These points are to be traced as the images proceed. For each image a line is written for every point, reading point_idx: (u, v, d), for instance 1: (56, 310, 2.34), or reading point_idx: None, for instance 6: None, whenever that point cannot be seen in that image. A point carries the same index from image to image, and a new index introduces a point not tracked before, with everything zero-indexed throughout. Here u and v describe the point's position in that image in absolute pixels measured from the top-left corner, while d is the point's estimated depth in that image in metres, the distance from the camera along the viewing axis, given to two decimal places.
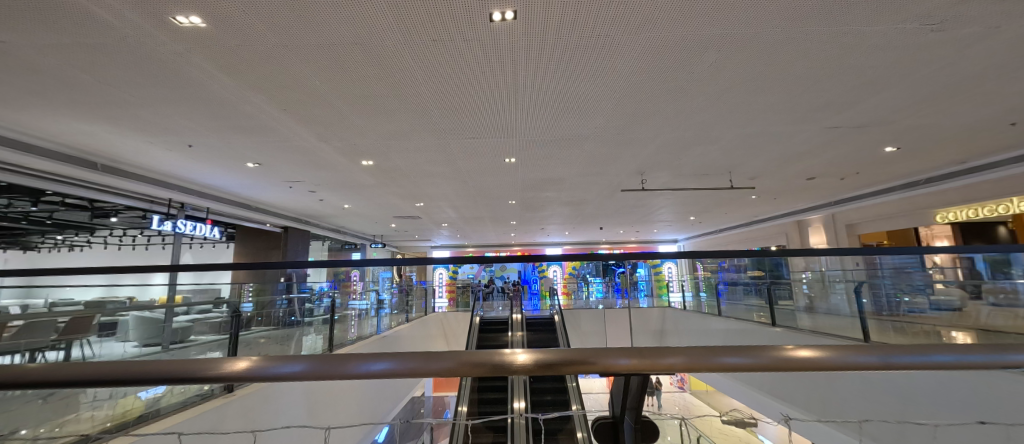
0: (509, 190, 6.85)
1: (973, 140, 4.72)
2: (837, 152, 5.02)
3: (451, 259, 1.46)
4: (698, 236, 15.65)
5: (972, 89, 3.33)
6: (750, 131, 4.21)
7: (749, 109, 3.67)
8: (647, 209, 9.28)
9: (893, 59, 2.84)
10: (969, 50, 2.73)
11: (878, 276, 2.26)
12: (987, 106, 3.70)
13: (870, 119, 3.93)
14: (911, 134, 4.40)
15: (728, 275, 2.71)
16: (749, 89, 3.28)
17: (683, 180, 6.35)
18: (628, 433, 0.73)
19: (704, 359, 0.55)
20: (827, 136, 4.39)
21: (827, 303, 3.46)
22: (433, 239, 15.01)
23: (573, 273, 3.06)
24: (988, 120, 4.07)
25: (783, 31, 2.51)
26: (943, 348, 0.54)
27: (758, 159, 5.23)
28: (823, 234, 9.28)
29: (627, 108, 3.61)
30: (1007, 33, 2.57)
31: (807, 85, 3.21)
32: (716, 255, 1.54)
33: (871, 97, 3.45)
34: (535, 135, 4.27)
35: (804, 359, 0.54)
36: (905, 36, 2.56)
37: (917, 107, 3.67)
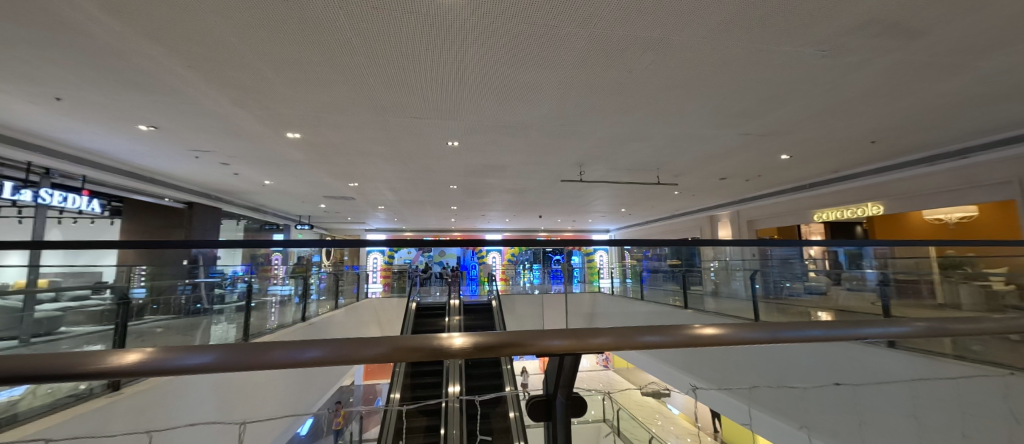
0: (450, 175, 6.72)
1: (846, 153, 5.66)
2: (746, 157, 5.71)
3: (388, 242, 1.38)
4: (628, 227, 16.93)
5: (846, 110, 3.98)
6: (678, 133, 4.60)
7: (677, 113, 4.00)
8: (584, 200, 9.74)
9: (794, 79, 3.27)
10: (847, 78, 3.26)
11: (768, 266, 2.59)
12: (856, 126, 4.46)
13: (772, 129, 4.52)
14: (801, 145, 5.16)
15: (652, 262, 2.97)
16: (678, 94, 3.56)
17: (618, 174, 6.78)
18: (558, 408, 0.79)
19: (628, 339, 0.62)
20: (738, 142, 4.97)
21: (730, 288, 3.85)
22: (367, 222, 14.24)
23: (511, 259, 3.10)
24: (855, 138, 4.91)
25: (710, 44, 2.75)
26: (803, 327, 0.67)
27: (682, 158, 5.75)
28: (730, 228, 10.55)
29: (570, 102, 3.72)
30: (875, 67, 3.08)
31: (726, 95, 3.57)
32: (641, 244, 1.64)
33: (774, 111, 3.96)
34: (481, 121, 4.21)
35: (709, 336, 0.63)
36: (803, 59, 2.95)
37: (808, 122, 4.30)
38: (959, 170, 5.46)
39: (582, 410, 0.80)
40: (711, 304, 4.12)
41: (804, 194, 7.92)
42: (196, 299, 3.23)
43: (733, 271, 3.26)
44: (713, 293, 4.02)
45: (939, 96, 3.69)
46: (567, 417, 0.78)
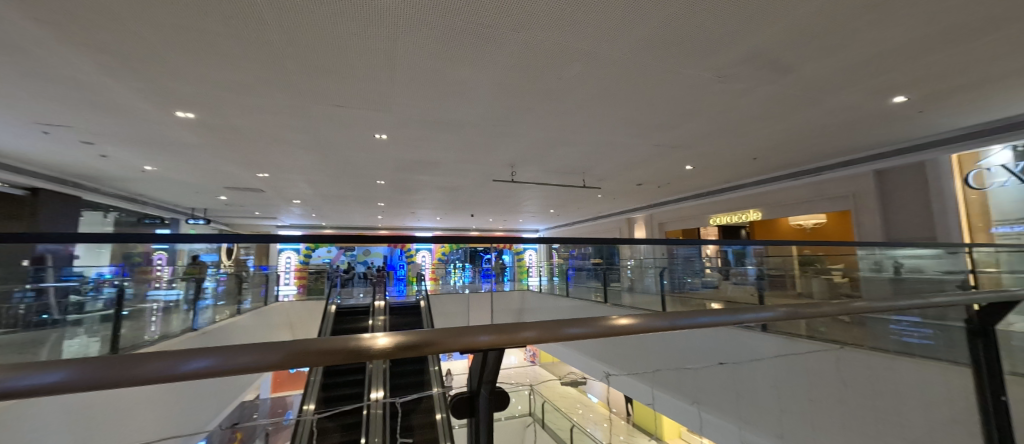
0: (378, 169, 6.39)
1: (735, 167, 6.61)
2: (658, 166, 6.36)
3: (305, 237, 1.24)
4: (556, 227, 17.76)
5: (736, 130, 4.67)
6: (604, 140, 4.94)
7: (602, 122, 4.30)
8: (516, 200, 9.97)
9: (698, 99, 3.72)
10: (738, 102, 3.80)
11: (673, 263, 2.91)
12: (743, 144, 5.24)
13: (680, 142, 5.11)
14: (701, 158, 5.91)
15: (577, 261, 3.21)
16: (603, 104, 3.83)
17: (547, 177, 7.08)
18: (482, 404, 0.76)
19: (552, 331, 0.63)
20: (652, 152, 5.52)
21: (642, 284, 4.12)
22: (279, 218, 12.82)
23: (442, 257, 3.05)
24: (742, 154, 5.77)
25: (631, 60, 3.00)
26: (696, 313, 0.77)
27: (605, 164, 6.20)
28: (643, 230, 11.60)
29: (504, 103, 3.78)
30: (758, 95, 3.66)
31: (644, 108, 3.94)
32: (567, 241, 1.71)
33: (682, 126, 4.47)
34: (412, 115, 4.06)
35: (624, 326, 0.69)
36: (706, 82, 3.37)
37: (707, 138, 4.94)
38: (814, 185, 6.74)
39: (504, 401, 0.80)
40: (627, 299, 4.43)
41: (704, 201, 9.08)
42: (44, 307, 2.60)
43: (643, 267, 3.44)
44: (629, 288, 4.32)
45: (801, 125, 4.52)
46: (491, 411, 0.77)
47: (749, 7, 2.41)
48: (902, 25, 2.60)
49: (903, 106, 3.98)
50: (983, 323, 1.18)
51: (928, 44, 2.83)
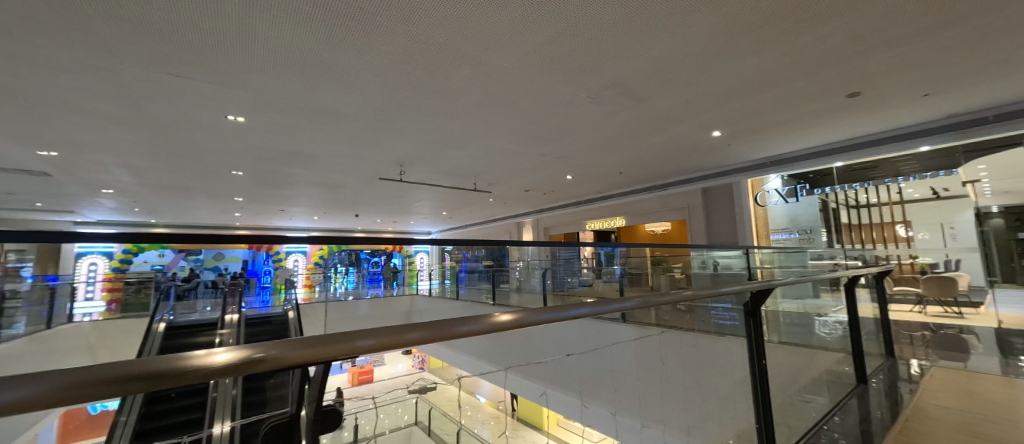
0: (233, 158, 5.42)
1: (604, 179, 7.63)
2: (541, 174, 6.93)
3: (125, 236, 0.97)
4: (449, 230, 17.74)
5: (603, 148, 5.39)
6: (493, 145, 5.13)
7: (490, 128, 4.49)
8: (407, 201, 9.61)
9: (573, 117, 4.17)
10: (605, 124, 4.39)
11: (554, 266, 3.12)
12: (610, 161, 6.10)
13: (559, 154, 5.65)
14: (577, 170, 6.65)
15: (470, 264, 3.21)
16: (491, 111, 3.99)
17: (438, 178, 7.03)
18: (305, 428, 0.61)
19: (443, 331, 0.65)
20: (536, 161, 5.98)
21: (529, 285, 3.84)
22: (77, 211, 9.76)
23: (319, 262, 2.74)
24: (611, 169, 6.67)
25: (516, 74, 3.20)
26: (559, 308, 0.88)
27: (494, 169, 6.47)
28: (530, 233, 12.52)
29: (389, 98, 3.62)
30: (621, 120, 4.27)
31: (527, 119, 4.24)
32: (461, 244, 1.71)
33: (560, 140, 4.96)
34: (278, 98, 3.57)
35: (503, 322, 0.75)
36: (581, 102, 3.78)
37: (581, 153, 5.58)
38: (662, 198, 8.20)
39: (337, 423, 0.66)
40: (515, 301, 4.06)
41: (582, 209, 10.19)
42: None
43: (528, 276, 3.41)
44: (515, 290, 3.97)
45: (652, 148, 5.45)
46: (315, 437, 0.62)
47: (609, 43, 2.80)
48: (716, 78, 3.35)
49: (718, 141, 5.14)
50: (755, 305, 1.54)
51: (732, 96, 3.70)
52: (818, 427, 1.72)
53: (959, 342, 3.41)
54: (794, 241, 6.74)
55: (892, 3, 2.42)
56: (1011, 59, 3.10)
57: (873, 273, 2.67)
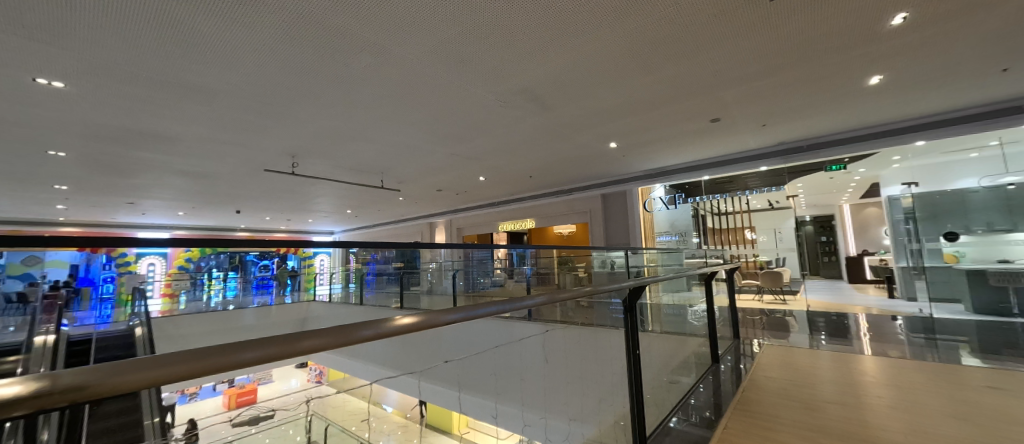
0: (50, 133, 4.25)
1: (515, 182, 7.92)
2: (453, 174, 6.90)
3: None
4: (354, 230, 16.51)
5: (511, 152, 5.58)
6: (402, 142, 4.96)
7: (397, 123, 4.31)
8: (304, 196, 8.69)
9: (483, 119, 4.24)
10: (514, 128, 4.55)
11: (468, 265, 3.09)
12: (519, 164, 6.37)
13: (470, 155, 5.69)
14: (489, 171, 6.78)
15: (377, 266, 2.96)
16: (398, 106, 3.84)
17: (340, 173, 6.51)
18: None
19: (345, 337, 0.60)
20: (447, 160, 5.93)
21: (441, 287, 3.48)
22: None
23: (186, 267, 2.29)
24: (521, 172, 6.96)
25: (423, 69, 3.13)
26: (461, 310, 0.87)
27: (403, 166, 6.24)
28: (443, 234, 12.36)
29: (275, 78, 3.22)
30: (529, 125, 4.48)
31: (436, 117, 4.17)
32: (367, 246, 1.57)
33: (471, 140, 5.00)
34: (120, 64, 2.92)
35: (405, 325, 0.73)
36: (490, 105, 3.87)
37: (491, 155, 5.71)
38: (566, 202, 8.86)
39: None
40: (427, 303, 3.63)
41: (495, 210, 10.43)
42: None
43: (440, 277, 3.33)
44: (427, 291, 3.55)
45: (557, 155, 5.84)
46: None
47: (515, 50, 2.91)
48: (609, 95, 3.73)
49: (612, 152, 5.75)
50: (631, 301, 1.75)
51: (623, 113, 4.17)
52: (685, 401, 2.15)
53: (784, 323, 4.32)
54: (673, 243, 7.78)
55: (736, 50, 2.98)
56: (811, 104, 4.08)
57: (727, 269, 3.29)
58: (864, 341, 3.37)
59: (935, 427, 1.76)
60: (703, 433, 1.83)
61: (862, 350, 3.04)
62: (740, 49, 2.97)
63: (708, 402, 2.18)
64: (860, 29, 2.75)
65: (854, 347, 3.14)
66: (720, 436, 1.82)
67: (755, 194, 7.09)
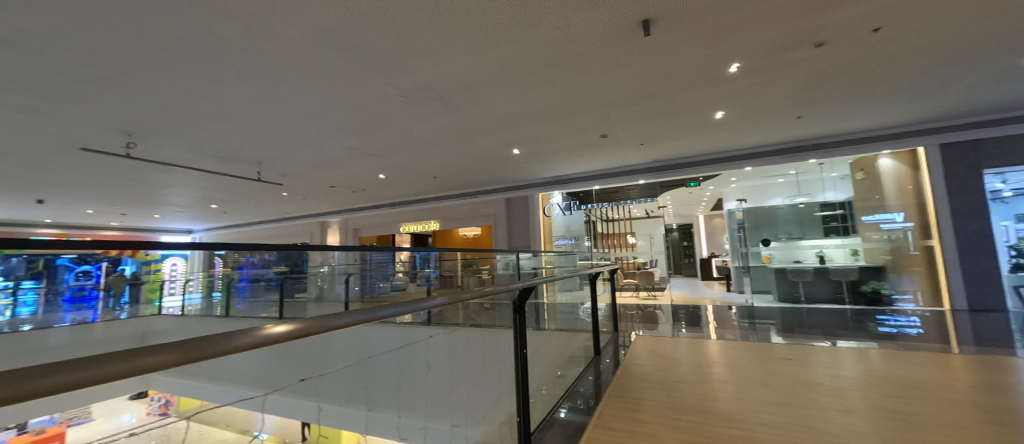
0: None
1: (418, 181, 7.72)
2: (349, 169, 6.41)
3: None
4: (222, 228, 14.02)
5: (413, 150, 5.44)
6: (286, 129, 4.43)
7: (279, 107, 3.83)
8: (149, 185, 7.06)
9: (383, 112, 4.05)
10: (417, 125, 4.45)
11: (367, 268, 2.81)
12: (423, 164, 6.24)
13: (368, 150, 5.37)
14: (390, 168, 6.49)
15: (254, 270, 2.51)
16: (281, 88, 3.42)
17: (202, 159, 5.49)
18: None
19: (208, 346, 0.50)
20: (342, 153, 5.49)
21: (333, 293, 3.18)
22: None
23: None
24: (425, 171, 6.83)
25: (313, 51, 2.87)
26: (347, 314, 0.80)
27: (288, 157, 5.56)
28: (337, 234, 11.33)
29: (105, 35, 2.58)
30: (432, 124, 4.42)
31: (328, 105, 3.84)
32: (241, 248, 1.30)
33: (369, 134, 4.73)
34: None
35: (282, 332, 0.64)
36: (390, 98, 3.71)
37: (392, 151, 5.47)
38: (471, 205, 8.97)
39: None
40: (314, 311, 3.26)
41: (398, 209, 9.99)
42: None
43: (333, 282, 3.05)
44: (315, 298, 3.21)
45: (461, 157, 5.89)
46: None
47: (417, 46, 2.85)
48: (511, 103, 3.90)
49: (515, 157, 6.03)
50: (520, 302, 1.83)
51: (523, 121, 4.41)
52: (570, 391, 2.35)
53: (653, 316, 5.05)
54: (566, 246, 8.20)
55: (618, 76, 3.40)
56: (675, 130, 4.89)
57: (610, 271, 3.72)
58: (710, 328, 4.12)
59: (741, 393, 2.25)
60: (582, 419, 2.00)
61: (709, 336, 3.73)
62: (621, 75, 3.39)
63: (589, 392, 2.38)
64: (708, 73, 3.39)
65: (704, 333, 3.84)
66: (595, 420, 1.99)
67: (635, 204, 8.18)
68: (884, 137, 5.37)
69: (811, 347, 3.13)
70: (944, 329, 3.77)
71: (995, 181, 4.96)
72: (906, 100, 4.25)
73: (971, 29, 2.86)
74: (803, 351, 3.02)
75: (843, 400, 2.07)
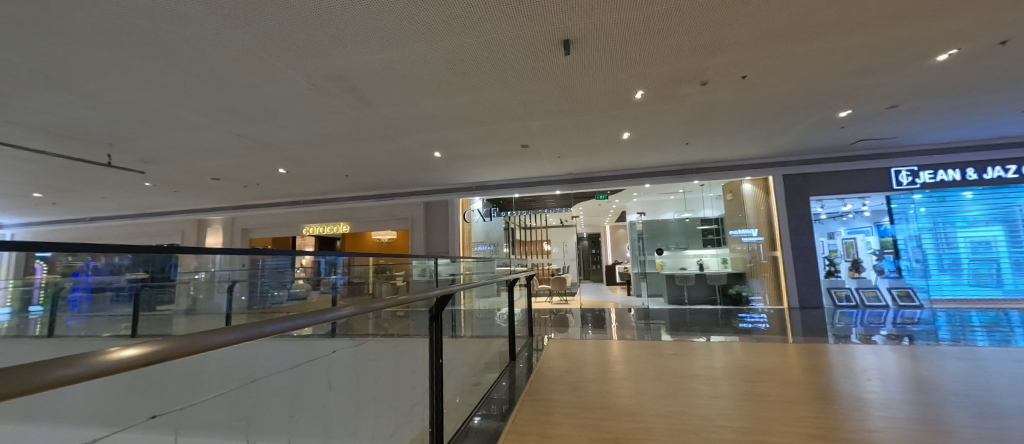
0: None
1: (327, 179, 7.04)
2: (240, 159, 5.55)
3: None
4: (47, 224, 10.93)
5: (321, 144, 4.94)
6: (152, 104, 3.64)
7: (143, 76, 3.15)
8: None
9: (286, 98, 3.61)
10: (328, 117, 4.07)
11: (258, 275, 2.35)
12: (334, 159, 5.72)
13: (265, 139, 4.72)
14: (292, 162, 5.80)
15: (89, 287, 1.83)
16: (148, 53, 2.82)
17: (18, 131, 4.22)
18: None
19: (30, 381, 0.31)
20: (229, 140, 4.72)
21: (211, 304, 2.59)
22: None
23: None
24: (336, 168, 6.26)
25: (196, 14, 2.43)
26: (229, 330, 0.61)
27: (153, 139, 4.59)
28: (220, 234, 9.70)
29: None
30: (346, 116, 4.07)
31: (214, 82, 3.28)
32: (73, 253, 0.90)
33: (268, 122, 4.16)
34: None
35: (135, 357, 0.44)
36: (295, 83, 3.32)
37: (295, 143, 4.89)
38: (389, 207, 8.50)
39: None
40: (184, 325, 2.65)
41: (301, 208, 8.97)
42: None
43: (213, 291, 2.43)
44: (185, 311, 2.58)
45: (377, 155, 5.54)
46: None
47: (331, 29, 2.61)
48: (434, 103, 3.80)
49: (436, 160, 5.89)
50: (438, 310, 1.77)
51: (446, 123, 4.33)
52: (484, 400, 2.32)
53: (563, 320, 5.35)
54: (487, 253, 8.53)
55: (541, 88, 3.55)
56: (589, 146, 5.30)
57: (527, 277, 3.84)
58: (613, 329, 4.52)
59: (639, 388, 2.49)
60: (497, 425, 2.00)
61: (611, 336, 4.08)
62: (543, 88, 3.54)
63: (504, 398, 2.40)
64: (620, 96, 3.75)
65: (607, 334, 4.19)
66: (511, 426, 2.00)
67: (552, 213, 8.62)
68: (747, 166, 6.57)
69: (692, 343, 3.62)
70: (781, 323, 4.71)
71: (817, 206, 6.40)
72: (763, 138, 5.26)
73: (806, 87, 3.66)
74: (686, 347, 3.48)
75: (716, 387, 2.42)
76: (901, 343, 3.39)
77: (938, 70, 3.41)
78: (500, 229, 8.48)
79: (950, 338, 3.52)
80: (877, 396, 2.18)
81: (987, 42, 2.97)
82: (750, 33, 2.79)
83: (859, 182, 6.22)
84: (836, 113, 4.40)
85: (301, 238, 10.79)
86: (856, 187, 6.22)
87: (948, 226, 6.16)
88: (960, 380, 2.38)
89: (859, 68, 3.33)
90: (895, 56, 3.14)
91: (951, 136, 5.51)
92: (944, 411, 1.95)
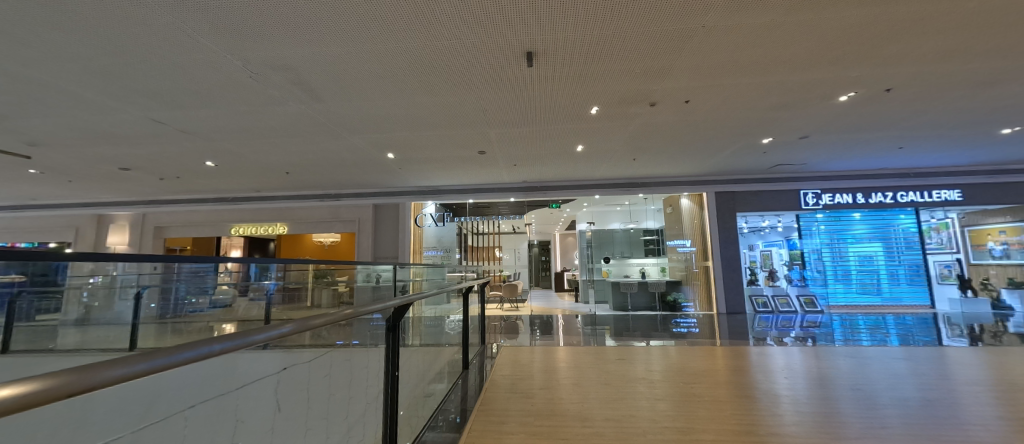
0: None
1: (262, 175, 6.44)
2: (155, 148, 4.88)
3: None
4: None
5: (258, 137, 4.52)
6: (40, 77, 3.07)
7: (33, 45, 2.67)
8: None
9: (219, 85, 3.27)
10: (268, 109, 3.75)
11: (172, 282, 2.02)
12: (271, 155, 5.25)
13: (188, 128, 4.21)
14: (220, 155, 5.22)
15: None
16: (44, 20, 2.41)
17: None
18: None
19: None
20: (142, 126, 4.13)
21: (111, 313, 2.19)
22: None
23: None
24: (273, 164, 5.73)
25: None
26: (162, 350, 0.47)
27: (39, 118, 3.87)
28: (125, 233, 8.39)
29: None
30: (290, 109, 3.77)
31: (129, 61, 2.88)
32: None
33: (194, 109, 3.73)
34: None
35: (30, 396, 0.29)
36: (231, 69, 3.01)
37: (225, 134, 4.42)
38: (333, 208, 7.98)
39: None
40: (70, 337, 2.20)
41: (229, 206, 8.09)
42: None
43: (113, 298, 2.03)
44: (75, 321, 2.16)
45: (322, 153, 5.18)
46: None
47: (280, 17, 2.43)
48: (389, 103, 3.66)
49: (388, 162, 5.67)
50: (395, 320, 1.67)
51: (401, 125, 4.20)
52: (433, 412, 2.24)
53: (513, 327, 5.39)
54: (438, 257, 8.50)
55: (501, 96, 3.58)
56: (543, 156, 5.44)
57: (479, 283, 3.82)
58: (561, 336, 4.63)
59: (586, 391, 2.59)
60: (451, 437, 1.95)
61: (559, 343, 4.18)
62: (503, 97, 3.58)
63: (455, 409, 2.34)
64: (575, 110, 3.91)
65: (554, 341, 4.29)
66: (465, 438, 1.96)
67: (504, 220, 8.69)
68: (684, 182, 7.17)
69: (633, 347, 3.84)
70: (710, 327, 5.16)
71: (742, 221, 7.25)
72: (697, 158, 5.80)
73: (735, 115, 4.12)
74: (628, 351, 3.68)
75: (655, 389, 2.59)
76: (806, 344, 3.88)
77: (838, 110, 4.04)
78: (453, 235, 8.47)
79: (842, 338, 4.13)
80: (789, 393, 2.46)
81: (874, 89, 3.56)
82: (693, 62, 3.05)
83: (776, 201, 7.06)
84: (759, 140, 4.98)
85: (228, 239, 9.77)
86: (772, 206, 7.06)
87: (841, 242, 7.28)
88: (850, 375, 2.79)
89: (779, 102, 3.82)
90: (807, 94, 3.65)
91: (844, 165, 6.48)
92: (840, 404, 2.26)
